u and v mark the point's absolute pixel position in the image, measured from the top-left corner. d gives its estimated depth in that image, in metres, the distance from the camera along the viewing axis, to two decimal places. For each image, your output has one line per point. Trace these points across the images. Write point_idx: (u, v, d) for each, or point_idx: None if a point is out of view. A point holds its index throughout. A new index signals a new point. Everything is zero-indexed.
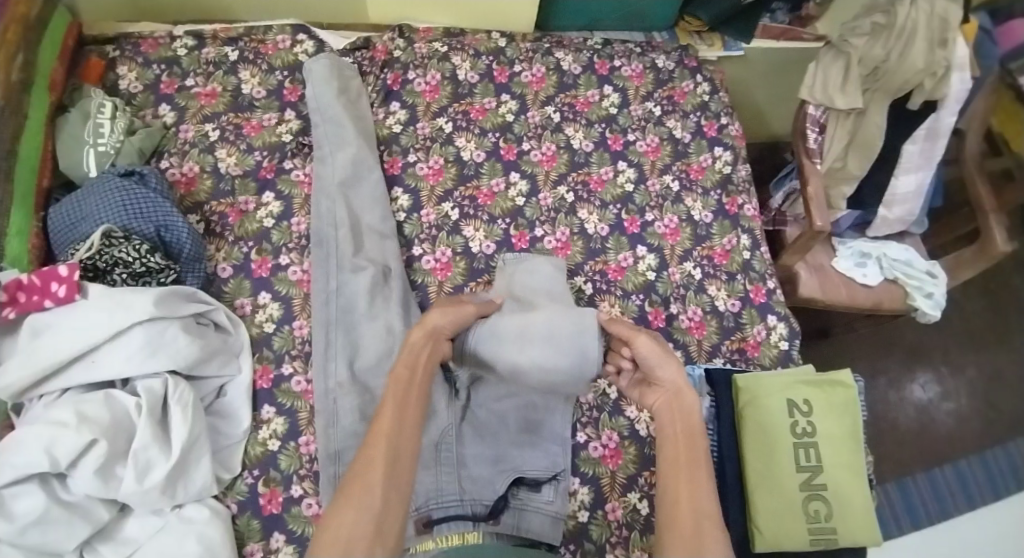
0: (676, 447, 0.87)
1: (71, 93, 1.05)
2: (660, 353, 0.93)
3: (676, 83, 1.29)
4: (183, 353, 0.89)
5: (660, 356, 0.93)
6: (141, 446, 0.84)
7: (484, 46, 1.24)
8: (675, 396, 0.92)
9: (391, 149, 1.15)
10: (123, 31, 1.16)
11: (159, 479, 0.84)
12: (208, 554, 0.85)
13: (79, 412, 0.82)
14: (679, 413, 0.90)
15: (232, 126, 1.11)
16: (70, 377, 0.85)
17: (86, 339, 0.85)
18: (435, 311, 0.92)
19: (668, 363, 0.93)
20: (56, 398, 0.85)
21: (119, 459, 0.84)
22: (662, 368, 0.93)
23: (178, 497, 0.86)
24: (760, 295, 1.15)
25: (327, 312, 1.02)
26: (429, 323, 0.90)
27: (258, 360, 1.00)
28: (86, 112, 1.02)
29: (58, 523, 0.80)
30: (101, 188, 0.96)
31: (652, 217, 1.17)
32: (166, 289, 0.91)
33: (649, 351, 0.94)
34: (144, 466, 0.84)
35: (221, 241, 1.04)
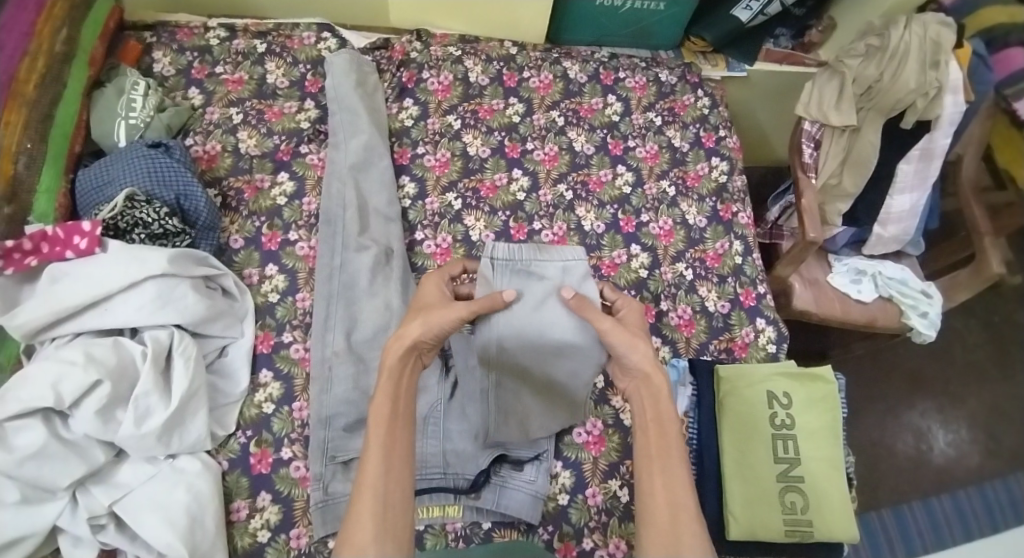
0: (649, 439, 0.81)
1: (109, 71, 1.13)
2: (626, 336, 0.84)
3: (678, 96, 1.35)
4: (190, 310, 0.95)
5: (628, 343, 0.84)
6: (142, 392, 0.89)
7: (496, 53, 1.31)
8: (644, 378, 0.83)
9: (401, 141, 1.21)
10: (162, 20, 1.26)
11: (156, 425, 0.88)
12: (196, 504, 0.89)
13: (87, 354, 0.87)
14: (652, 398, 0.83)
15: (255, 111, 1.19)
16: (83, 323, 0.91)
17: (100, 288, 0.91)
18: (416, 320, 0.82)
19: (638, 343, 0.84)
20: (67, 341, 0.91)
21: (120, 404, 0.89)
22: (633, 352, 0.84)
23: (172, 446, 0.90)
24: (751, 298, 1.17)
25: (329, 287, 1.06)
26: (407, 336, 0.81)
27: (261, 327, 1.04)
28: (120, 89, 1.10)
29: (56, 459, 0.85)
30: (129, 156, 1.03)
31: (648, 218, 1.21)
32: (180, 250, 0.97)
33: (619, 335, 0.84)
34: (144, 412, 0.88)
35: (235, 215, 1.11)
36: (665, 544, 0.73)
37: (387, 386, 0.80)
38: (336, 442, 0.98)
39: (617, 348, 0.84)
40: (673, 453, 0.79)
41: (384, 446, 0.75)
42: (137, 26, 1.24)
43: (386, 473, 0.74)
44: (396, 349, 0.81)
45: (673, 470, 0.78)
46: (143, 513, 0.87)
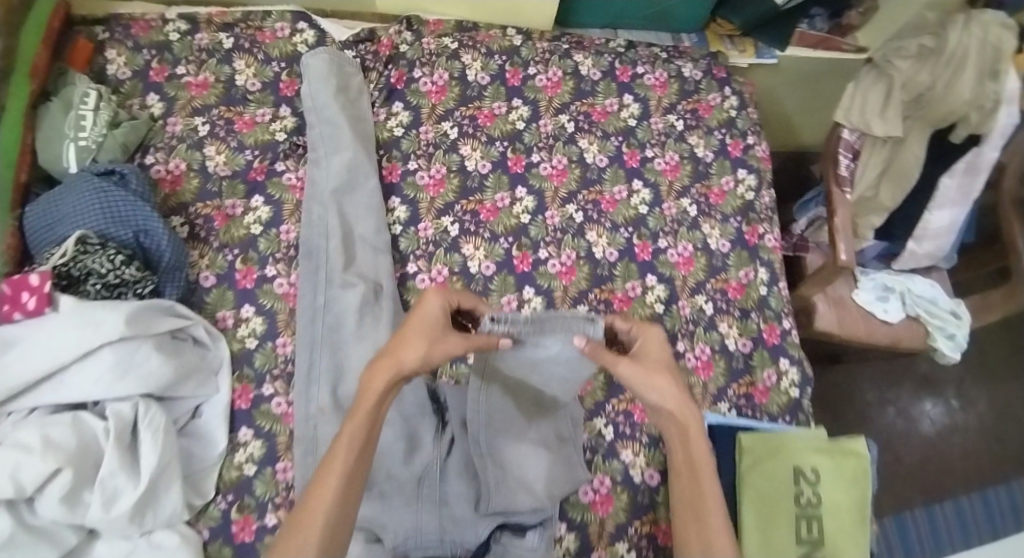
0: (682, 479, 0.81)
1: (55, 80, 1.00)
2: (645, 373, 0.78)
3: (702, 96, 1.20)
4: (155, 376, 0.85)
5: (647, 380, 0.78)
6: (108, 473, 0.80)
7: (498, 45, 1.15)
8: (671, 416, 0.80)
9: (391, 154, 1.07)
10: (114, 11, 1.10)
11: (125, 508, 0.80)
12: None
13: (45, 437, 0.78)
14: (679, 436, 0.80)
15: (223, 120, 1.05)
16: (39, 398, 0.82)
17: (55, 357, 0.82)
18: (415, 342, 0.74)
19: (665, 380, 0.79)
20: (24, 416, 0.82)
21: (87, 485, 0.80)
22: (652, 390, 0.78)
23: (146, 524, 0.82)
24: (775, 335, 1.07)
25: (312, 332, 0.96)
26: (396, 355, 0.74)
27: (238, 379, 0.95)
28: (67, 103, 0.96)
29: (23, 549, 0.77)
30: (78, 189, 0.91)
31: (665, 244, 1.09)
32: (140, 306, 0.87)
33: (638, 371, 0.78)
34: (111, 494, 0.80)
35: (204, 247, 0.99)
36: None
37: (374, 396, 0.74)
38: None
39: (638, 386, 0.79)
40: (704, 494, 0.78)
41: (351, 467, 0.72)
42: (87, 20, 1.08)
43: (343, 498, 0.71)
44: (388, 371, 0.74)
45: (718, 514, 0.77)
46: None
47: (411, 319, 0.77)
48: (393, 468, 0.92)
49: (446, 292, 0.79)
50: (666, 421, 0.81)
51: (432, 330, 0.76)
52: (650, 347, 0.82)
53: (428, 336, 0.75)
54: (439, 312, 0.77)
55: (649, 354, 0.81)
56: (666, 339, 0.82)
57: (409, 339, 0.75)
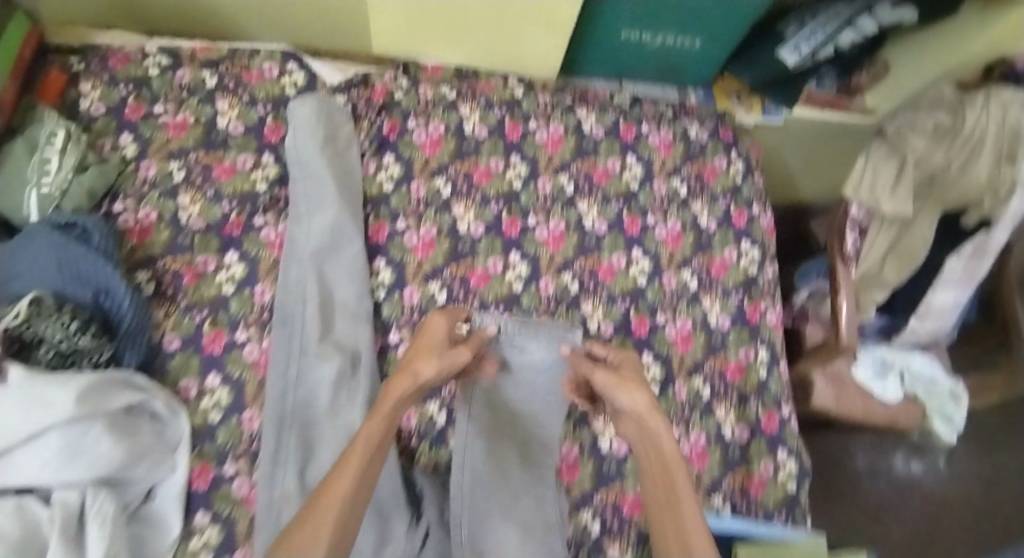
0: (657, 486, 0.78)
1: (22, 113, 0.94)
2: (619, 381, 0.83)
3: (708, 159, 1.14)
4: (107, 458, 0.77)
5: (621, 386, 0.83)
6: None
7: (498, 96, 1.10)
8: (639, 421, 0.81)
9: (378, 211, 1.01)
10: (92, 43, 1.04)
11: None
12: None
13: None
14: (647, 438, 0.80)
15: (200, 166, 0.98)
16: None
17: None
18: (430, 350, 0.82)
19: (638, 388, 0.83)
20: None
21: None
22: (624, 396, 0.82)
23: None
24: (773, 424, 1.03)
25: (281, 407, 0.87)
26: (411, 365, 0.80)
27: (198, 457, 0.86)
28: (34, 143, 0.90)
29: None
30: (32, 244, 0.83)
31: (664, 319, 1.04)
32: (96, 378, 0.78)
33: (613, 380, 0.84)
34: None
35: (170, 306, 0.91)
36: None
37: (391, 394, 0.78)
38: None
39: (613, 391, 0.83)
40: (686, 511, 0.74)
41: (365, 467, 0.72)
42: (62, 50, 1.02)
43: (355, 497, 0.70)
44: (406, 382, 0.79)
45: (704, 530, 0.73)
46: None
47: (419, 340, 0.83)
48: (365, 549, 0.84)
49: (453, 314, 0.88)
50: (642, 436, 0.81)
51: (440, 341, 0.83)
52: (625, 362, 0.88)
53: (440, 345, 0.83)
54: (445, 332, 0.84)
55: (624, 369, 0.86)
56: (640, 362, 0.88)
57: (423, 345, 0.83)
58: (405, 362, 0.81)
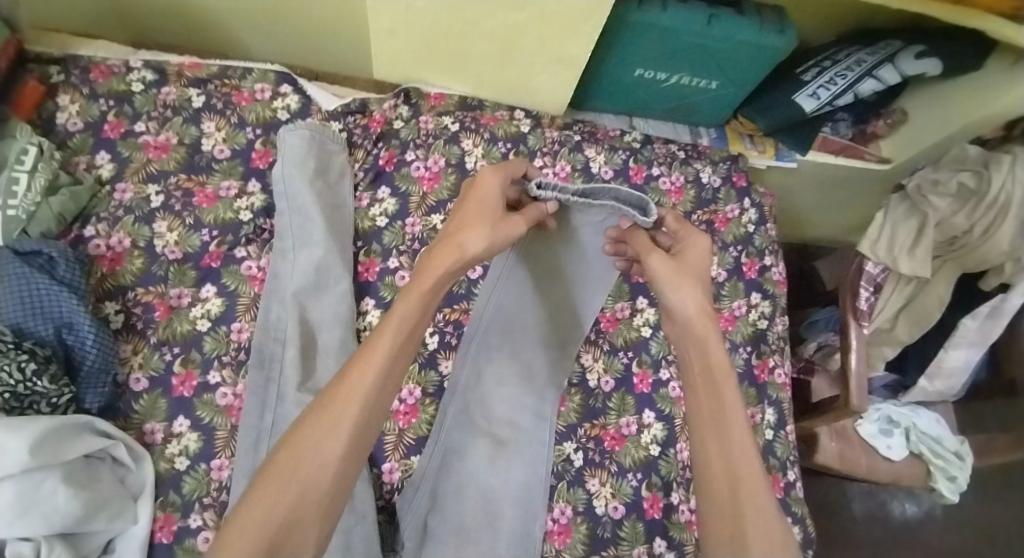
0: (702, 400, 0.71)
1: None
2: (675, 274, 0.72)
3: (720, 206, 1.09)
4: (61, 513, 0.70)
5: (673, 281, 0.71)
6: None
7: (503, 130, 1.04)
8: (688, 324, 0.72)
9: (369, 247, 0.95)
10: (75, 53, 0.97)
11: None
12: None
13: None
14: (697, 348, 0.72)
15: (181, 191, 0.92)
16: None
17: None
18: (481, 222, 0.70)
19: (696, 290, 0.72)
20: None
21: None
22: (676, 296, 0.71)
23: None
24: (777, 487, 0.99)
25: (255, 458, 0.81)
26: (456, 238, 0.69)
27: (161, 506, 0.79)
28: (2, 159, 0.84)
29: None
30: None
31: (668, 375, 0.98)
32: (53, 425, 0.71)
33: (667, 272, 0.72)
34: None
35: (139, 341, 0.84)
36: (727, 522, 0.65)
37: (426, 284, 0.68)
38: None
39: (663, 287, 0.72)
40: (734, 436, 0.68)
41: (384, 375, 0.65)
42: (42, 59, 0.95)
43: (366, 421, 0.64)
44: (451, 257, 0.69)
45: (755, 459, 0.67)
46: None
47: (468, 202, 0.72)
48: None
49: (507, 173, 0.74)
50: (688, 344, 0.72)
51: (493, 212, 0.71)
52: (690, 254, 0.74)
53: (490, 218, 0.71)
54: (497, 194, 0.72)
55: (689, 259, 0.74)
56: (708, 251, 0.74)
57: (473, 218, 0.70)
58: (451, 232, 0.71)
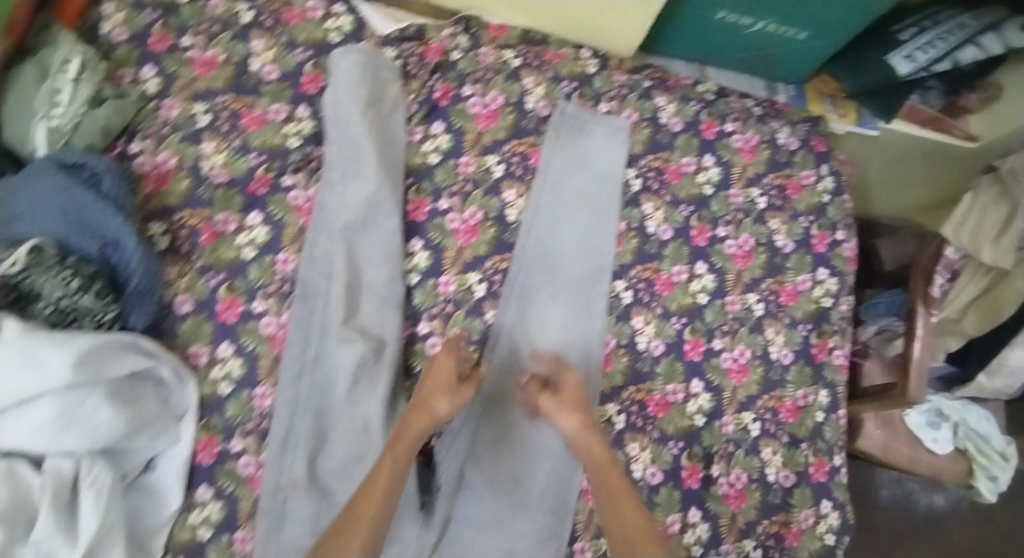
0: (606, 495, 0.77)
1: (37, 35, 0.85)
2: (561, 402, 0.79)
3: (794, 171, 1.02)
4: (105, 430, 0.69)
5: (559, 407, 0.79)
6: (43, 535, 0.67)
7: (567, 69, 0.97)
8: (578, 441, 0.78)
9: (420, 185, 0.90)
10: None
11: None
12: None
13: None
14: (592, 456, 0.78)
15: (228, 112, 0.87)
16: None
17: None
18: (438, 385, 0.78)
19: (574, 412, 0.79)
20: None
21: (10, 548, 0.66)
22: (560, 419, 0.79)
23: None
24: (822, 472, 0.97)
25: (296, 390, 0.80)
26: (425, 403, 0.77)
27: (203, 429, 0.79)
28: (46, 69, 0.81)
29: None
30: (39, 182, 0.74)
31: (721, 345, 0.94)
32: (97, 342, 0.69)
33: (553, 403, 0.79)
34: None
35: (184, 264, 0.82)
36: None
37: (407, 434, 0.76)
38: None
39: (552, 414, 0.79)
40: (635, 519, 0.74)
41: (387, 487, 0.73)
42: None
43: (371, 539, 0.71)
44: (423, 422, 0.77)
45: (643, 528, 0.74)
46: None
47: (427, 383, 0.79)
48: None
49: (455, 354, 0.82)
50: (580, 455, 0.79)
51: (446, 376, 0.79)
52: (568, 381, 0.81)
53: (450, 389, 0.78)
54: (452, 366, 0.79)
55: (568, 388, 0.81)
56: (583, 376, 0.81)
57: (426, 385, 0.78)
58: (419, 397, 0.78)
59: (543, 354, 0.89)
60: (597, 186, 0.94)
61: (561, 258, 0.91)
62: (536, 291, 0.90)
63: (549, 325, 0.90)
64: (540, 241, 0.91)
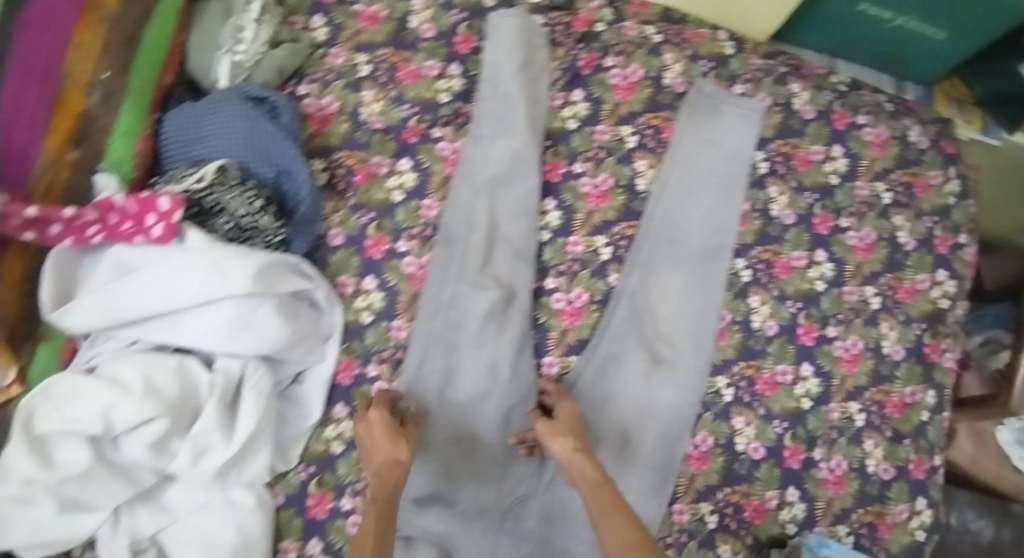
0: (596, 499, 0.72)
1: None
2: (554, 428, 0.80)
3: (923, 169, 1.01)
4: (271, 338, 0.79)
5: (552, 431, 0.80)
6: (203, 429, 0.76)
7: (706, 49, 1.00)
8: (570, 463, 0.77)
9: (557, 148, 0.94)
10: None
11: (212, 466, 0.77)
12: (243, 546, 0.80)
13: (146, 379, 0.74)
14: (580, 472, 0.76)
15: (387, 64, 0.93)
16: (146, 333, 0.77)
17: (172, 300, 0.75)
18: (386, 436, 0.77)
19: (566, 436, 0.79)
20: (126, 348, 0.78)
21: (178, 434, 0.77)
22: (553, 442, 0.79)
23: (227, 481, 0.81)
24: (921, 469, 0.95)
25: (431, 326, 0.88)
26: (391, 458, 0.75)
27: (345, 351, 0.88)
28: (229, 7, 0.88)
29: (99, 481, 0.76)
30: (225, 110, 0.82)
31: (835, 333, 0.95)
32: (272, 259, 0.79)
33: (545, 431, 0.80)
34: (201, 448, 0.77)
35: (339, 201, 0.90)
36: None
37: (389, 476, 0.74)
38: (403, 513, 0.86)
39: (546, 439, 0.80)
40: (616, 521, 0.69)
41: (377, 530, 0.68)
42: None
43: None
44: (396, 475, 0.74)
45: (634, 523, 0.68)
46: (186, 546, 0.79)
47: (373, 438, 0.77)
48: (485, 441, 0.87)
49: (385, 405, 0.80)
50: (574, 483, 0.76)
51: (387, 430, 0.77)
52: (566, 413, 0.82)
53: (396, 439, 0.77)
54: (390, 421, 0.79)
55: (565, 416, 0.82)
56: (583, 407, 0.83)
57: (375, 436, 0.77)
58: (381, 458, 0.75)
59: (661, 321, 0.92)
60: (728, 164, 0.95)
61: (687, 229, 0.93)
62: (660, 259, 0.92)
63: (668, 294, 0.92)
64: (669, 211, 0.93)
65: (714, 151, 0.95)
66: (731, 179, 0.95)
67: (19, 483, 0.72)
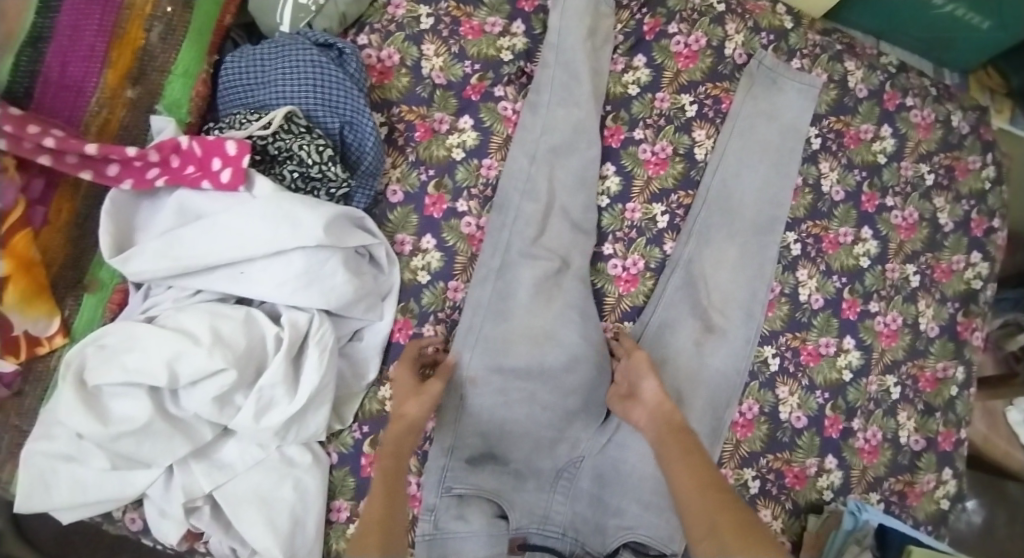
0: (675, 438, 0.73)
1: None
2: (648, 366, 0.82)
3: (963, 154, 1.05)
4: (338, 292, 0.76)
5: (646, 366, 0.82)
6: (268, 383, 0.73)
7: (767, 21, 1.00)
8: (657, 404, 0.78)
9: (617, 113, 0.94)
10: None
11: (276, 421, 0.74)
12: (300, 505, 0.77)
13: (214, 330, 0.71)
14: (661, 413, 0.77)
15: (450, 18, 0.91)
16: (212, 284, 0.75)
17: (243, 247, 0.73)
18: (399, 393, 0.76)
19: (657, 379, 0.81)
20: (189, 299, 0.76)
21: (241, 388, 0.74)
22: (644, 381, 0.81)
23: (287, 439, 0.76)
24: (948, 441, 1.00)
25: (481, 293, 0.85)
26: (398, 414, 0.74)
27: (401, 310, 0.86)
28: None
29: (157, 437, 0.71)
30: (291, 55, 0.79)
31: (876, 308, 0.98)
32: (338, 211, 0.76)
33: (641, 364, 0.82)
34: (265, 403, 0.74)
35: (399, 156, 0.88)
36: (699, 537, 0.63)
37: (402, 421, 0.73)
38: (455, 472, 0.83)
39: (637, 376, 0.82)
40: (692, 460, 0.70)
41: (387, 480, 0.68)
42: None
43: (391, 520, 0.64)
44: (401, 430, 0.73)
45: (706, 461, 0.70)
46: (243, 505, 0.75)
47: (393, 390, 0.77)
48: (548, 403, 0.85)
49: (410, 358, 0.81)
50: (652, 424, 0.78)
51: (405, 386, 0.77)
52: None
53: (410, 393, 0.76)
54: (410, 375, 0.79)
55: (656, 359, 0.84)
56: None
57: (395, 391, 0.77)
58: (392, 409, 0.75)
59: (713, 290, 0.92)
60: (783, 137, 0.96)
61: (741, 200, 0.94)
62: (714, 228, 0.93)
63: (722, 264, 0.93)
64: (725, 181, 0.94)
65: (770, 124, 0.96)
66: (786, 151, 0.96)
67: (74, 437, 0.71)
